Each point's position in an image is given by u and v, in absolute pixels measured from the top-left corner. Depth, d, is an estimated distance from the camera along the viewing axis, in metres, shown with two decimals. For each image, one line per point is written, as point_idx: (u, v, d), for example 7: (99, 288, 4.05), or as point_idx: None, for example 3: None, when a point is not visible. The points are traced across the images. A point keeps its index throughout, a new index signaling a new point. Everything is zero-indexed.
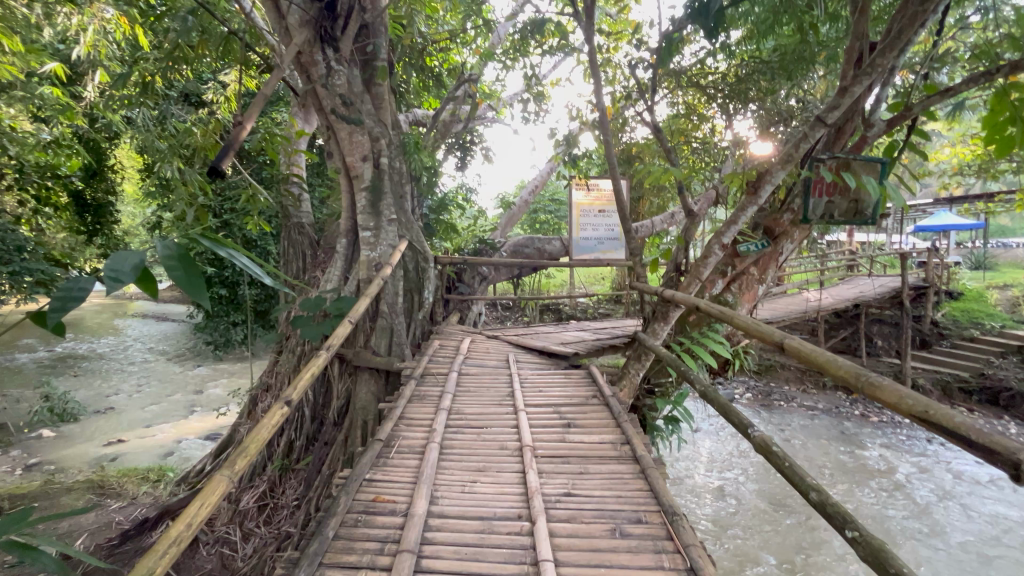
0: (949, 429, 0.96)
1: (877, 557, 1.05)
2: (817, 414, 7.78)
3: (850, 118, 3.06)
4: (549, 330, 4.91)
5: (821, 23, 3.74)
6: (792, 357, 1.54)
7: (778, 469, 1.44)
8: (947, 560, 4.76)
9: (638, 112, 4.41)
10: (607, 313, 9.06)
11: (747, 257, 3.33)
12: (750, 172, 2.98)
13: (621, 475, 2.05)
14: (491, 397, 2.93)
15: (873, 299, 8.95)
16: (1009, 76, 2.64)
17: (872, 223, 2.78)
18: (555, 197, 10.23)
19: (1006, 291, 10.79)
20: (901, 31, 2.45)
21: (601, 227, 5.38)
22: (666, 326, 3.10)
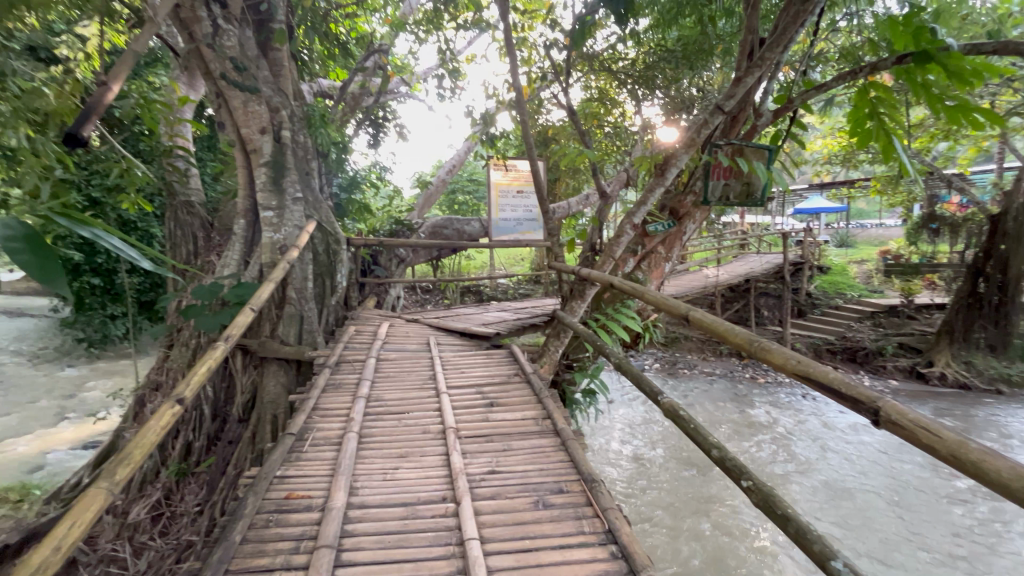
0: (824, 384, 1.07)
1: (767, 501, 1.17)
2: (715, 380, 8.61)
3: (744, 107, 3.32)
4: (470, 311, 4.89)
5: (718, 17, 4.01)
6: (695, 327, 1.65)
7: (684, 431, 1.55)
8: (815, 495, 5.54)
9: (554, 93, 4.48)
10: (527, 293, 9.27)
11: (655, 236, 3.53)
12: (658, 155, 3.13)
13: (543, 449, 2.11)
14: (412, 382, 2.86)
15: (760, 274, 9.99)
16: (869, 75, 2.99)
17: (761, 205, 3.05)
18: (474, 177, 10.16)
19: (862, 265, 12.59)
20: (785, 28, 2.69)
21: (520, 208, 5.41)
22: (583, 303, 3.21)
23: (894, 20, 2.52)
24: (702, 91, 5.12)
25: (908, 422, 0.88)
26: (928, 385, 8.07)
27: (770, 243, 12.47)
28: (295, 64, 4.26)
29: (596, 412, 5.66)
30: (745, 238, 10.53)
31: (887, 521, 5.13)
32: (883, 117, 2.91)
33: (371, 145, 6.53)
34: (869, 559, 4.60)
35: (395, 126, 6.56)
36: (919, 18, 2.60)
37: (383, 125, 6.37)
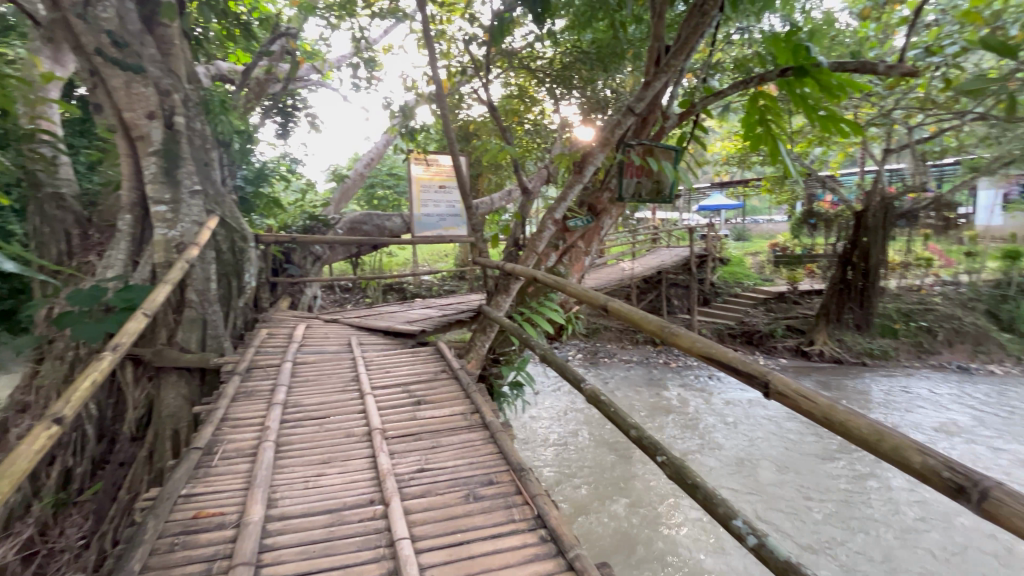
0: (726, 364, 1.18)
1: (679, 473, 1.27)
2: (632, 366, 9.15)
3: (653, 109, 3.52)
4: (393, 309, 4.77)
5: (629, 23, 4.23)
6: (614, 317, 1.74)
7: (605, 415, 1.63)
8: (721, 465, 6.09)
9: (474, 88, 4.48)
10: (451, 289, 9.23)
11: (575, 231, 3.66)
12: (576, 153, 3.25)
13: (472, 443, 2.12)
14: (333, 385, 2.73)
15: (670, 266, 10.73)
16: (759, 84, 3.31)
17: (670, 202, 3.28)
18: (393, 171, 9.88)
19: (756, 256, 13.96)
20: (687, 38, 2.90)
21: (442, 203, 5.33)
22: (508, 298, 3.26)
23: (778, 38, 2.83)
24: (616, 93, 5.37)
25: (789, 391, 1.01)
26: (810, 362, 9.14)
27: (678, 237, 13.41)
28: (188, 44, 3.88)
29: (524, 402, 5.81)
30: (656, 233, 11.25)
31: (781, 482, 5.76)
32: (770, 124, 3.26)
33: (280, 135, 6.12)
34: (767, 519, 5.14)
35: (307, 116, 6.20)
36: (798, 37, 2.94)
37: (292, 114, 6.00)
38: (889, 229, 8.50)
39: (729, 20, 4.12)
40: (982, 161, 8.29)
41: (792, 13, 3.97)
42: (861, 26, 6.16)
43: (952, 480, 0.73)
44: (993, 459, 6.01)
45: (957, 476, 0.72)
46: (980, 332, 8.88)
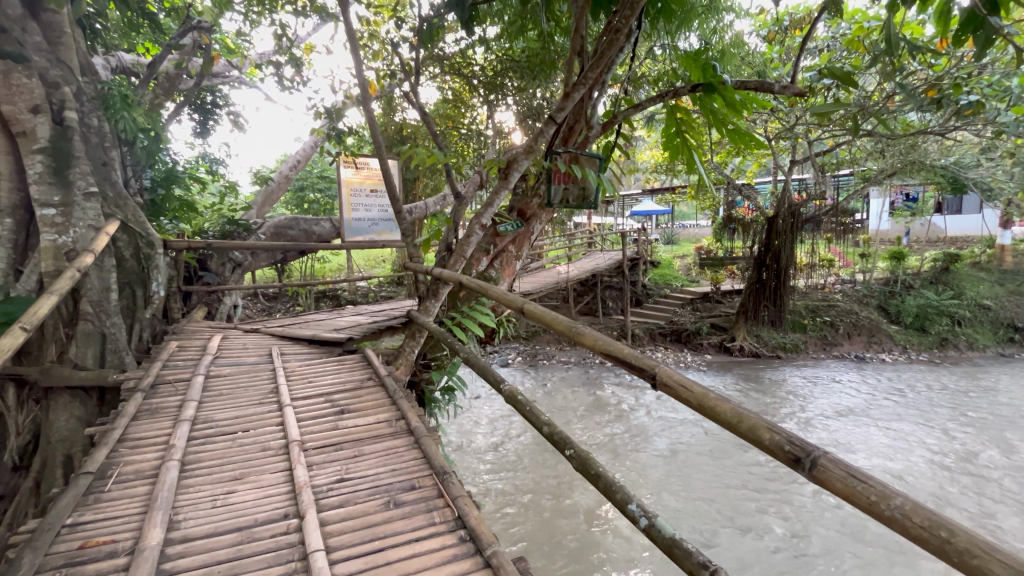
0: (624, 360, 1.27)
1: (585, 464, 1.34)
2: (570, 367, 9.43)
3: (578, 118, 3.60)
4: (321, 317, 4.62)
5: (557, 35, 4.36)
6: (531, 320, 1.80)
7: (522, 414, 1.69)
8: (652, 457, 6.37)
9: (404, 92, 4.44)
10: (388, 295, 9.08)
11: (505, 236, 3.71)
12: (502, 159, 3.30)
13: (395, 449, 2.11)
14: (249, 398, 2.60)
15: (604, 269, 11.13)
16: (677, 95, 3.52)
17: (596, 207, 3.38)
18: (325, 174, 9.53)
19: (684, 259, 14.81)
20: (604, 52, 3.03)
21: (374, 208, 5.17)
22: (437, 303, 3.25)
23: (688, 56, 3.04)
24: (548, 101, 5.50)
25: (672, 381, 1.10)
26: (732, 357, 9.82)
27: (612, 241, 13.95)
28: (82, 33, 3.54)
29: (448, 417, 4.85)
30: (591, 237, 11.63)
31: (705, 470, 6.12)
32: (686, 134, 3.50)
33: (198, 134, 5.77)
34: (692, 503, 5.44)
35: (228, 114, 5.88)
36: (706, 57, 3.18)
37: (210, 112, 5.67)
38: (796, 233, 9.32)
39: (648, 36, 4.38)
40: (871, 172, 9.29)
41: (705, 33, 4.25)
42: (766, 47, 6.76)
43: (790, 452, 0.84)
44: (885, 437, 6.70)
45: (795, 449, 0.83)
46: (873, 324, 9.89)
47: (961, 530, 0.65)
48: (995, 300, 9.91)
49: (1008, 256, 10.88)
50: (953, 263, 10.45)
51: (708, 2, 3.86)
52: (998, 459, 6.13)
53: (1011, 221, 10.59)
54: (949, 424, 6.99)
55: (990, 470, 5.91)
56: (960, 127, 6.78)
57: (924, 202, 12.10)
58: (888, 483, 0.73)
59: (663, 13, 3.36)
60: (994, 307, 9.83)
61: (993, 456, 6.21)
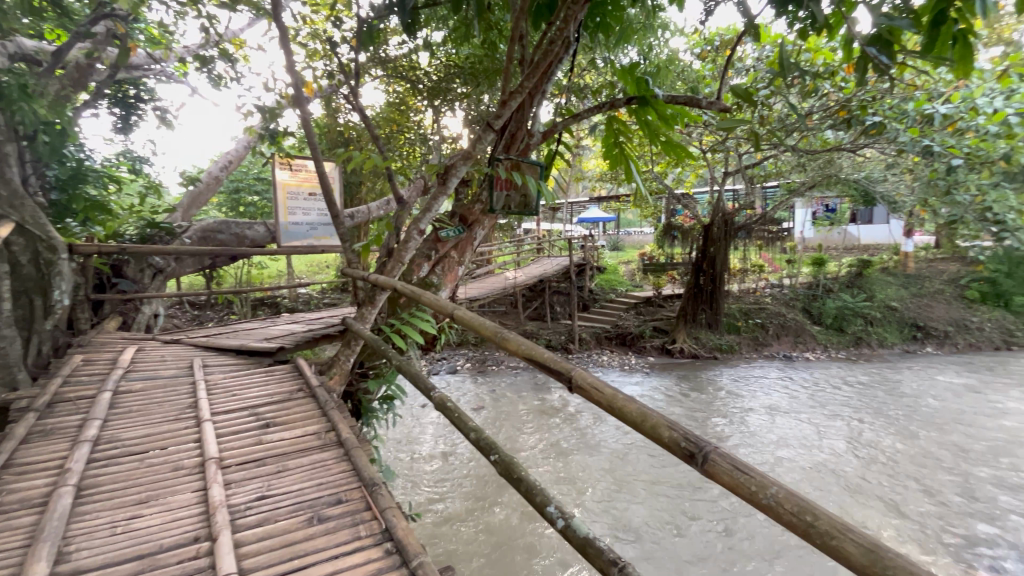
0: (543, 364, 1.30)
1: (507, 468, 1.37)
2: (519, 371, 9.49)
3: (520, 126, 3.56)
4: (252, 325, 4.39)
5: (501, 42, 4.36)
6: (462, 327, 1.82)
7: (450, 421, 1.68)
8: (596, 458, 6.49)
9: (343, 93, 4.32)
10: (332, 302, 8.79)
11: (447, 241, 3.65)
12: (440, 164, 3.27)
13: (322, 463, 2.03)
14: (163, 414, 2.41)
15: (552, 275, 11.30)
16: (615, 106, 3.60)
17: (536, 214, 3.42)
18: (263, 176, 9.09)
19: (629, 265, 15.31)
20: (540, 61, 3.05)
21: (313, 211, 4.88)
22: (373, 310, 3.16)
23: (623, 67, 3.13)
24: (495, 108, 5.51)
25: (586, 384, 1.14)
26: (673, 358, 10.22)
27: (560, 247, 14.22)
28: None
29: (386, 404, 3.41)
30: (539, 243, 11.78)
31: (646, 467, 6.30)
32: (624, 143, 3.60)
33: (118, 129, 5.36)
34: (632, 500, 5.57)
35: (154, 109, 5.49)
36: (639, 71, 3.30)
37: (133, 106, 5.28)
38: (730, 240, 9.90)
39: (587, 48, 4.49)
40: (795, 184, 10.01)
41: (643, 48, 4.40)
42: (699, 64, 7.14)
43: (685, 448, 0.89)
44: (809, 430, 7.17)
45: (689, 445, 0.88)
46: (799, 325, 10.62)
47: (824, 513, 0.72)
48: (900, 302, 10.88)
49: (910, 262, 12.02)
50: (865, 268, 11.41)
51: (644, 19, 4.00)
52: (904, 446, 6.70)
53: (913, 231, 11.71)
54: (863, 416, 7.58)
55: (897, 456, 6.45)
56: (868, 145, 7.45)
57: (842, 213, 13.14)
58: (766, 473, 0.79)
59: (601, 26, 3.44)
60: (900, 308, 10.77)
61: (899, 443, 6.78)
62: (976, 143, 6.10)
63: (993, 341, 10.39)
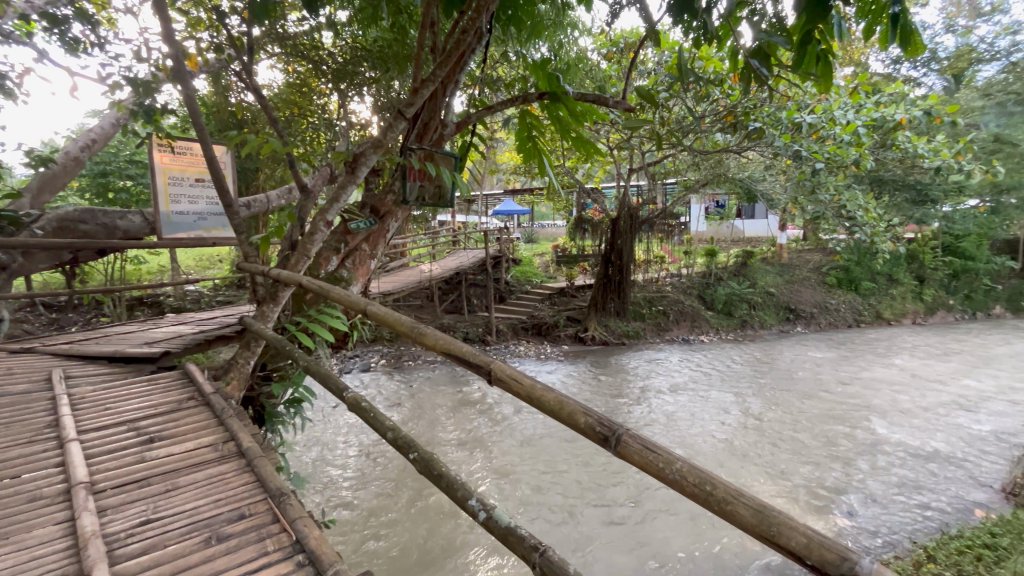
0: (462, 357, 1.29)
1: (427, 466, 1.34)
2: (436, 365, 9.40)
3: (433, 115, 3.47)
4: (129, 328, 3.87)
5: (411, 26, 4.19)
6: (375, 322, 1.75)
7: (365, 422, 1.61)
8: (514, 447, 6.61)
9: (234, 70, 3.91)
10: (227, 300, 8.03)
11: (357, 233, 3.48)
12: (347, 152, 3.08)
13: (220, 478, 1.84)
14: (13, 437, 2.05)
15: (468, 267, 11.28)
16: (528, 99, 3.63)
17: (451, 206, 3.38)
18: (138, 158, 8.01)
19: (543, 257, 15.75)
20: (453, 50, 2.97)
21: (201, 199, 4.26)
22: (276, 308, 2.93)
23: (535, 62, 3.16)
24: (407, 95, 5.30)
25: (505, 376, 1.15)
26: (585, 345, 10.71)
27: (476, 240, 14.25)
28: None
29: (295, 408, 3.20)
30: (455, 235, 11.71)
31: (561, 451, 6.53)
32: (537, 138, 3.64)
33: None
34: (549, 485, 5.74)
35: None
36: (550, 67, 3.36)
37: None
38: (635, 232, 10.67)
39: (500, 41, 4.50)
40: (690, 182, 10.89)
41: (554, 45, 4.47)
42: (606, 64, 7.47)
43: (600, 432, 0.93)
44: (704, 406, 7.90)
45: (603, 429, 0.92)
46: (695, 311, 11.63)
47: (722, 482, 0.79)
48: (776, 289, 12.34)
49: (783, 253, 13.68)
50: (748, 258, 12.77)
51: (555, 16, 4.07)
52: (779, 414, 7.62)
53: (786, 225, 13.27)
54: (748, 390, 8.51)
55: (775, 423, 7.31)
56: (750, 147, 8.30)
57: (729, 208, 14.54)
58: (672, 450, 0.85)
59: (513, 20, 3.44)
60: (776, 293, 12.21)
61: (776, 411, 7.71)
62: (834, 149, 7.05)
63: (847, 319, 12.15)
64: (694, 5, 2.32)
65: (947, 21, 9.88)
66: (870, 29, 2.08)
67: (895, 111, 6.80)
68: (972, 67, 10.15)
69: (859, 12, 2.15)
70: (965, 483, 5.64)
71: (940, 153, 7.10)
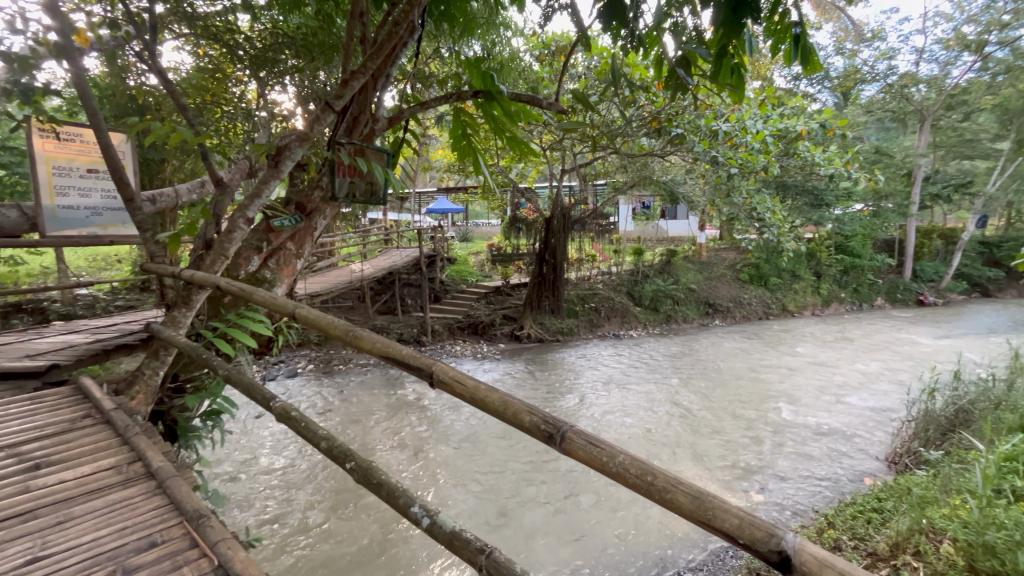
0: (401, 360, 1.25)
1: (366, 475, 1.29)
2: (369, 368, 9.10)
3: (363, 109, 3.34)
4: (7, 339, 3.38)
5: (338, 16, 3.99)
6: (305, 325, 1.66)
7: (296, 431, 1.52)
8: (451, 448, 6.55)
9: (133, 49, 3.51)
10: (129, 305, 7.25)
11: (282, 231, 3.26)
12: (269, 145, 2.88)
13: (124, 503, 1.65)
14: None
15: (401, 267, 11.01)
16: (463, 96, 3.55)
17: (384, 204, 3.28)
18: (13, 144, 7.00)
19: (478, 256, 15.75)
20: (384, 42, 2.84)
21: (95, 192, 3.80)
22: (189, 313, 2.67)
23: (469, 60, 3.14)
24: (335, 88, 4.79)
25: (447, 377, 1.13)
26: (521, 343, 10.85)
27: (409, 239, 13.94)
28: None
29: (210, 423, 2.97)
30: (387, 234, 11.36)
31: (499, 449, 6.56)
32: (471, 136, 3.61)
33: None
34: (487, 485, 5.73)
35: None
36: (484, 66, 3.34)
37: None
38: (567, 232, 10.94)
39: (432, 36, 4.41)
40: (619, 183, 11.35)
41: (488, 44, 4.46)
42: (538, 66, 7.58)
43: (545, 430, 0.94)
44: (634, 397, 8.29)
45: (548, 426, 0.93)
46: (624, 308, 12.17)
47: (660, 471, 0.82)
48: (697, 285, 13.19)
49: (702, 251, 14.66)
50: (672, 257, 13.55)
51: (487, 15, 4.07)
52: (702, 402, 8.16)
53: (704, 226, 14.23)
54: (673, 381, 9.04)
55: (698, 410, 7.82)
56: (672, 152, 8.81)
57: (654, 209, 15.35)
58: (614, 443, 0.88)
59: (446, 16, 3.38)
60: (697, 289, 13.06)
61: (698, 399, 8.26)
62: (746, 156, 7.67)
63: (758, 312, 13.27)
64: (622, 14, 2.41)
65: (837, 45, 11.07)
66: (776, 47, 2.28)
67: (796, 123, 7.52)
68: (857, 86, 11.44)
69: (766, 31, 2.34)
70: (857, 455, 6.34)
71: (833, 162, 7.94)
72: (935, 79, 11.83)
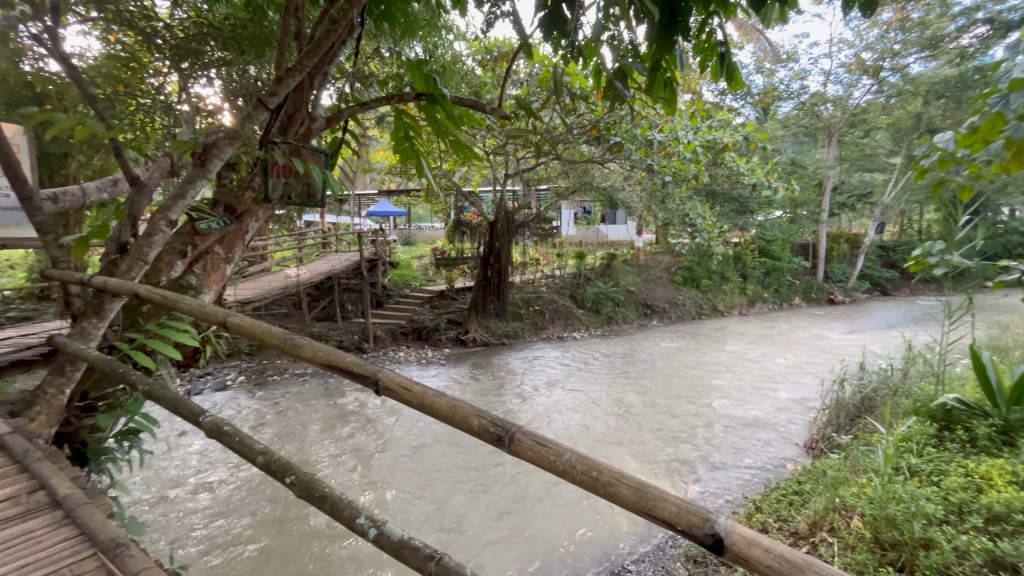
0: (343, 368, 1.21)
1: (307, 488, 1.23)
2: (306, 378, 8.69)
3: (298, 108, 3.19)
4: None
5: (269, 8, 3.79)
6: (237, 334, 1.57)
7: (229, 447, 1.43)
8: (395, 456, 6.38)
9: (28, 30, 3.16)
10: (25, 316, 6.49)
11: (209, 235, 3.05)
12: (194, 143, 2.68)
13: (24, 539, 1.47)
14: None
15: (341, 271, 10.63)
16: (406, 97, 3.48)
17: (322, 205, 3.15)
18: None
19: (421, 260, 15.50)
20: (321, 40, 2.73)
21: None
22: (101, 324, 2.43)
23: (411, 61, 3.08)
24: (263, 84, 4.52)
25: (393, 385, 1.10)
26: (467, 347, 10.79)
27: (348, 242, 13.48)
28: None
29: (127, 445, 2.75)
30: (325, 237, 10.93)
31: (445, 454, 6.48)
32: (413, 139, 3.54)
33: None
34: (434, 492, 5.63)
35: None
36: (427, 67, 3.29)
37: None
38: (511, 236, 11.03)
39: (371, 35, 4.30)
40: (561, 188, 11.60)
41: (429, 46, 4.41)
42: (481, 71, 7.60)
43: (493, 432, 0.94)
44: (577, 397, 8.48)
45: (497, 429, 0.94)
46: (568, 311, 12.43)
47: (605, 467, 0.85)
48: (635, 287, 13.72)
49: (640, 255, 15.28)
50: (612, 260, 14.02)
51: (428, 17, 4.03)
52: (641, 399, 8.48)
53: (641, 230, 14.84)
54: (614, 380, 9.34)
55: (638, 408, 8.12)
56: (610, 160, 9.13)
57: (594, 214, 15.82)
58: (561, 443, 0.90)
59: (386, 16, 3.31)
60: (635, 292, 13.58)
61: (638, 397, 8.58)
62: (678, 164, 8.10)
63: (691, 313, 14.03)
64: (563, 23, 2.47)
65: (757, 64, 11.97)
66: (704, 63, 2.43)
67: (722, 136, 8.04)
68: (774, 103, 12.42)
69: (695, 47, 2.49)
70: (780, 443, 6.84)
71: (756, 172, 8.55)
72: (840, 99, 13.06)
